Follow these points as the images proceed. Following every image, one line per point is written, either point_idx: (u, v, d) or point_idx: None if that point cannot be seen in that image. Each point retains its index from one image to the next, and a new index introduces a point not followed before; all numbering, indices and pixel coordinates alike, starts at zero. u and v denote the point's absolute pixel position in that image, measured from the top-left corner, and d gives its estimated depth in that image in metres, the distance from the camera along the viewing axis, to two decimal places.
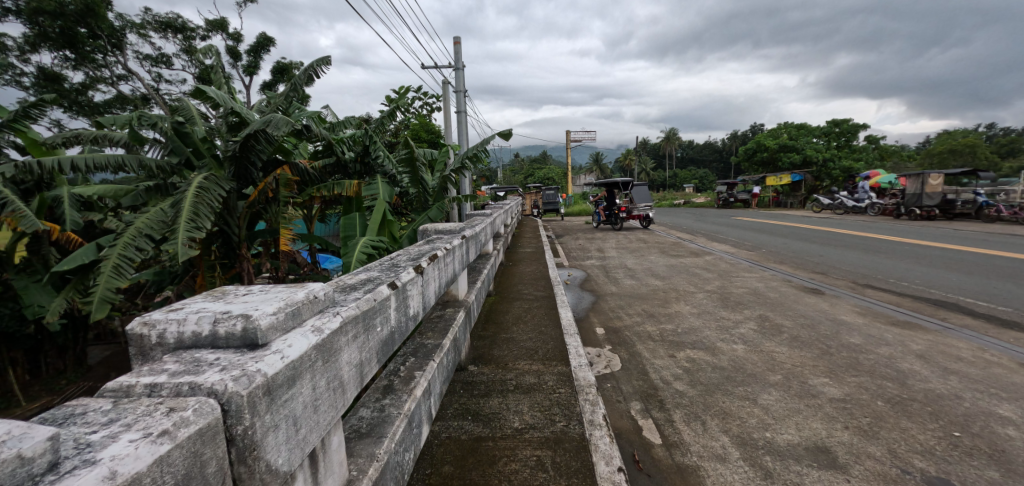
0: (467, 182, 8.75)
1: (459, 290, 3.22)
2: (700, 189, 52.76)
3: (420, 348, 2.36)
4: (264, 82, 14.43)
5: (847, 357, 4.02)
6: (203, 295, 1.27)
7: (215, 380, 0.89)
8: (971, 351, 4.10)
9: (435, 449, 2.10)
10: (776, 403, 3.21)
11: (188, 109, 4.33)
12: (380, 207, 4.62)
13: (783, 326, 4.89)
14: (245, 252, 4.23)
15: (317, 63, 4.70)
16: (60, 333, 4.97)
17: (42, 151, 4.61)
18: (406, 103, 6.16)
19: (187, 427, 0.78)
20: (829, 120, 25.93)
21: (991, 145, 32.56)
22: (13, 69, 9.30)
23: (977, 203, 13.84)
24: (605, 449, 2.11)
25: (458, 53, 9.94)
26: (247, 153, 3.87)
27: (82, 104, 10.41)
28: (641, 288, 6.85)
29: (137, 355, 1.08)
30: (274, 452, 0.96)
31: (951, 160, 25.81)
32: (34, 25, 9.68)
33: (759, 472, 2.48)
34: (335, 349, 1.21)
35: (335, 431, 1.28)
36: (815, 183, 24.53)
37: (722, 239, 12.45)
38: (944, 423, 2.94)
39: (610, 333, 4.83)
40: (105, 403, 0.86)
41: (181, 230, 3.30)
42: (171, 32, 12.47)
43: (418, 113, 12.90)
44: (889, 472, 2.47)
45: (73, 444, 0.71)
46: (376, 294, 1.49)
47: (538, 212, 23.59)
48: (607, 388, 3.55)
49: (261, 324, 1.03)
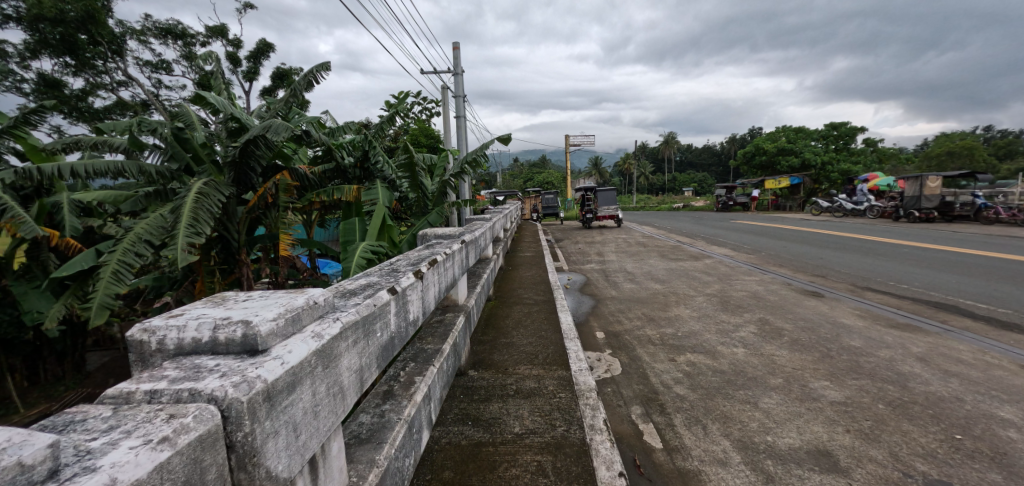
0: (467, 187, 8.78)
1: (459, 295, 3.23)
2: (700, 192, 52.86)
3: (420, 353, 2.36)
4: (264, 88, 14.45)
5: (848, 360, 4.02)
6: (203, 301, 1.27)
7: (215, 386, 0.88)
8: (971, 354, 4.11)
9: (435, 455, 2.09)
10: (776, 407, 3.21)
11: (188, 115, 4.34)
12: (380, 211, 4.65)
13: (784, 329, 4.88)
14: (245, 258, 4.22)
15: (317, 69, 4.73)
16: (59, 340, 4.96)
17: (42, 157, 4.62)
18: (406, 109, 6.17)
19: (187, 434, 0.78)
20: (828, 123, 26.00)
21: (989, 148, 32.73)
22: (13, 76, 9.31)
23: (976, 206, 13.91)
24: (606, 454, 2.11)
25: (457, 58, 10.01)
26: (247, 158, 3.89)
27: (82, 110, 10.44)
28: (641, 292, 6.85)
29: (137, 362, 1.07)
30: (274, 458, 0.95)
31: (949, 163, 25.94)
32: (35, 32, 9.75)
33: (760, 476, 2.48)
34: (335, 355, 1.20)
35: (334, 437, 1.28)
36: (813, 185, 24.71)
37: (722, 242, 12.43)
38: (946, 426, 2.93)
39: (610, 337, 4.82)
40: (105, 411, 0.86)
41: (181, 235, 3.31)
42: (171, 38, 12.50)
43: (417, 119, 12.97)
44: (891, 475, 2.46)
45: (74, 452, 0.71)
46: (376, 300, 1.49)
47: (537, 217, 23.74)
48: (606, 392, 3.55)
49: (261, 329, 1.03)
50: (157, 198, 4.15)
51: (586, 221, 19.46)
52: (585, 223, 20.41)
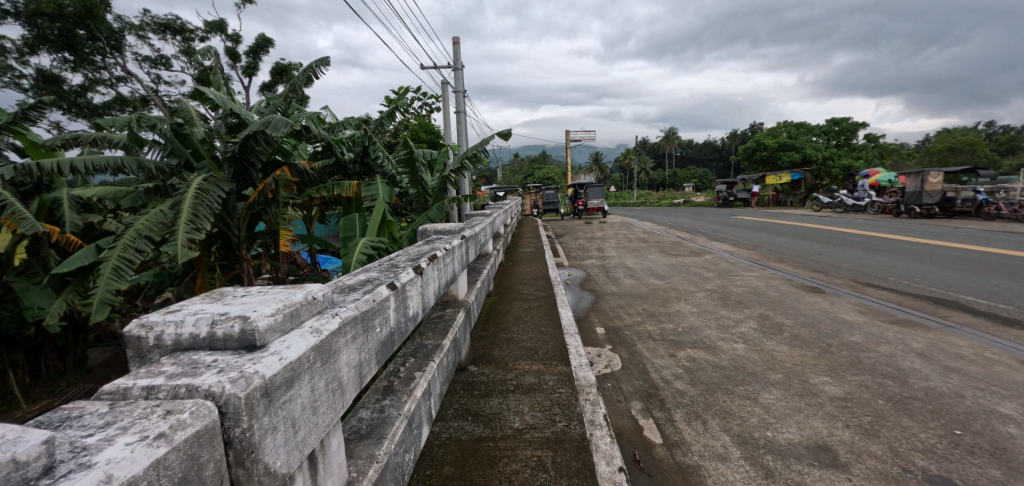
0: (467, 183, 8.79)
1: (459, 291, 3.22)
2: (700, 187, 52.75)
3: (420, 348, 2.36)
4: (264, 84, 14.43)
5: (848, 355, 4.02)
6: (201, 297, 1.25)
7: (213, 382, 0.88)
8: (972, 349, 4.10)
9: (435, 450, 2.09)
10: (777, 402, 3.21)
11: (188, 110, 4.36)
12: (379, 207, 4.63)
13: (784, 325, 4.88)
14: (245, 254, 4.20)
15: (316, 64, 4.69)
16: (60, 335, 4.98)
17: (41, 153, 4.59)
18: (407, 104, 6.11)
19: (184, 430, 0.78)
20: (829, 119, 25.91)
21: (990, 144, 32.73)
22: (12, 71, 9.28)
23: (977, 202, 13.85)
24: (606, 450, 2.11)
25: (457, 53, 9.97)
26: (246, 154, 3.87)
27: (81, 106, 10.44)
28: (641, 287, 6.86)
29: (135, 358, 1.07)
30: (272, 454, 0.95)
31: (950, 158, 25.95)
32: (32, 28, 9.69)
33: (760, 471, 2.48)
34: (334, 350, 1.20)
35: (334, 432, 1.28)
36: (814, 181, 24.76)
37: (723, 237, 12.37)
38: (946, 421, 2.93)
39: (610, 332, 4.84)
40: (102, 407, 0.86)
41: (181, 231, 3.28)
42: (169, 33, 12.44)
43: (416, 114, 13.10)
44: (891, 471, 2.46)
45: (70, 448, 0.70)
46: (376, 295, 1.49)
47: (537, 212, 23.90)
48: (607, 387, 3.55)
49: (260, 325, 1.02)
50: (156, 194, 4.16)
51: (583, 217, 21.95)
52: (578, 215, 21.29)
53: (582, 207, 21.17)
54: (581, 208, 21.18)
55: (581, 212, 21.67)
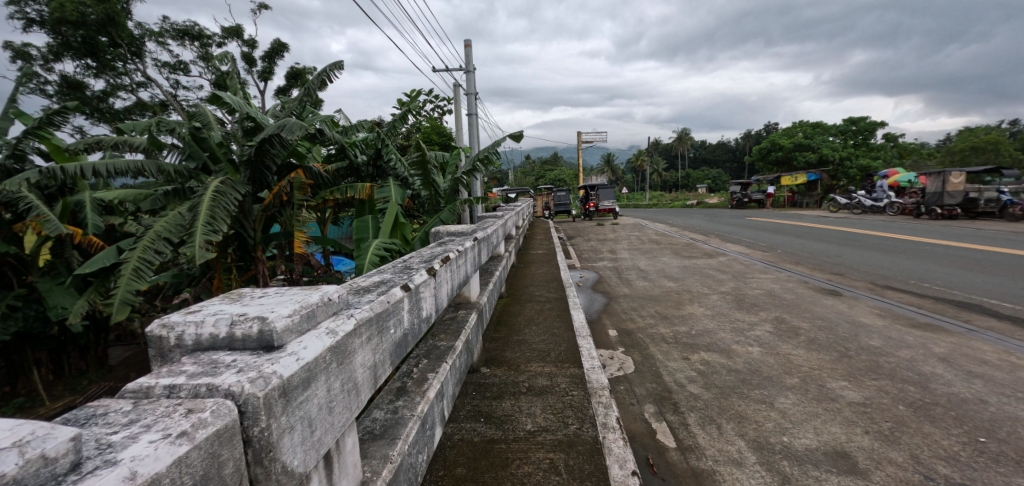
0: (479, 184, 8.82)
1: (471, 292, 3.23)
2: (714, 188, 52.17)
3: (433, 350, 2.37)
4: (278, 88, 14.65)
5: (867, 359, 3.93)
6: (219, 297, 1.27)
7: (232, 381, 0.89)
8: (997, 354, 3.99)
9: (447, 451, 2.09)
10: (793, 406, 3.16)
11: (205, 114, 4.44)
12: (392, 209, 4.67)
13: (800, 328, 4.80)
14: (260, 255, 4.26)
15: (330, 68, 4.75)
16: (82, 334, 5.10)
17: (65, 157, 4.72)
18: (419, 107, 6.16)
19: (205, 428, 0.79)
20: (846, 118, 25.45)
21: (1015, 143, 31.82)
22: (37, 78, 9.56)
23: (1001, 202, 13.49)
24: (619, 453, 2.09)
25: (469, 55, 10.00)
26: (262, 157, 3.94)
27: (103, 111, 10.71)
28: (654, 289, 6.81)
29: (157, 357, 1.09)
30: (289, 453, 0.96)
31: (973, 157, 25.30)
32: (57, 35, 9.99)
33: (776, 477, 2.44)
34: (350, 351, 1.21)
35: (349, 432, 1.29)
36: (831, 182, 24.33)
37: (737, 239, 12.24)
38: (970, 428, 2.85)
39: (623, 335, 4.80)
40: (126, 404, 0.88)
41: (198, 233, 3.34)
42: (188, 39, 12.70)
43: (428, 117, 13.17)
44: (912, 478, 2.41)
45: (96, 445, 0.72)
46: (390, 296, 1.50)
47: (548, 214, 23.85)
48: (619, 390, 3.53)
49: (278, 326, 1.04)
50: (175, 196, 4.24)
51: (594, 219, 21.86)
52: (590, 216, 21.21)
53: (594, 209, 21.08)
54: (593, 210, 21.09)
55: (593, 214, 21.57)
